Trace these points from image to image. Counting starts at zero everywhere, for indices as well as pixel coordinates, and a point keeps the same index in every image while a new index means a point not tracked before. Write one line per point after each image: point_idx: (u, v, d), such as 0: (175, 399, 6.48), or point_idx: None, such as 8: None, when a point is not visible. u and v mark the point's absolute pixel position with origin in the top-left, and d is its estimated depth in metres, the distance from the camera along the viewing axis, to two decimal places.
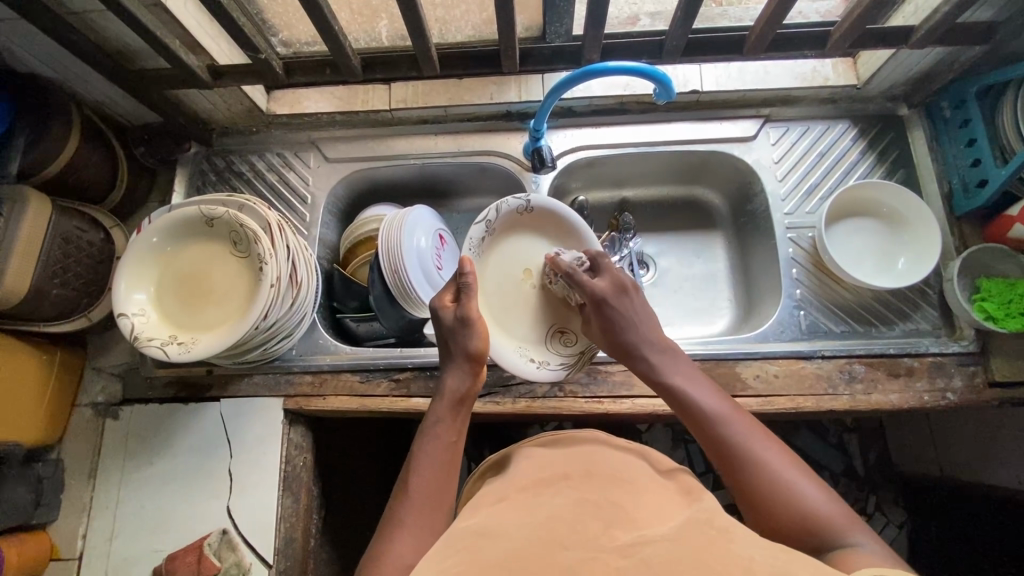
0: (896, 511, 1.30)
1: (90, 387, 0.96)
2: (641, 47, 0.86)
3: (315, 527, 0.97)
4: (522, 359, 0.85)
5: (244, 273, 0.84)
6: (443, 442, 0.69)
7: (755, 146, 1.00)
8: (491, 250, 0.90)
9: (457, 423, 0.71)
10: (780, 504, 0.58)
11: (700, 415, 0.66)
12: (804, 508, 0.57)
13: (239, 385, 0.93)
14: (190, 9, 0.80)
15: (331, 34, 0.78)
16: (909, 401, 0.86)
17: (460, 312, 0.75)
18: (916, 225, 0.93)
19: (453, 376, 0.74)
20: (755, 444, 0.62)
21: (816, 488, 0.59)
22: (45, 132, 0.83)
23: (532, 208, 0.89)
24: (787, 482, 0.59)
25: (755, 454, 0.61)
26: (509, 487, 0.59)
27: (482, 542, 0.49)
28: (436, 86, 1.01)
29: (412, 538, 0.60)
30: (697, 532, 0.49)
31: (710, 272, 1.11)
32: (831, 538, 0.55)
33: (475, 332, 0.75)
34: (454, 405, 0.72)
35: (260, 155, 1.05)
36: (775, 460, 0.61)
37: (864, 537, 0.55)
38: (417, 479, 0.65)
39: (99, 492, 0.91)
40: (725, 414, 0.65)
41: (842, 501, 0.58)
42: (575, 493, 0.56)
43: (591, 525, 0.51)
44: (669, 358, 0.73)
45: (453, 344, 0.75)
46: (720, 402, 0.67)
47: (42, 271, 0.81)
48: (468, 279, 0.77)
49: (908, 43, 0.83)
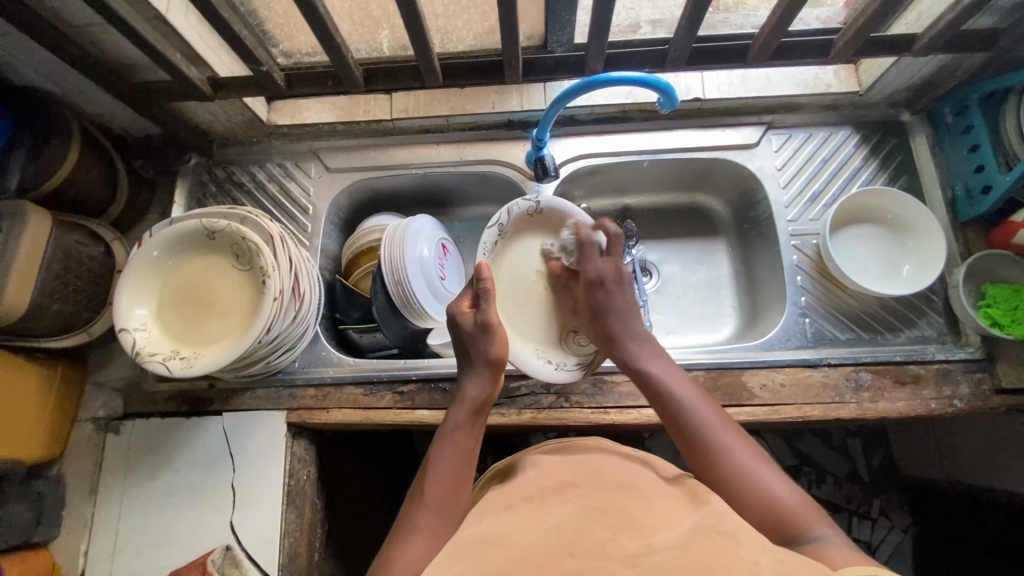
0: (901, 515, 1.28)
1: (91, 402, 0.95)
2: (643, 56, 0.86)
3: (319, 540, 0.95)
4: (539, 360, 0.85)
5: (246, 286, 0.83)
6: (461, 448, 0.68)
7: (758, 153, 1.00)
8: (502, 253, 0.90)
9: (475, 430, 0.71)
10: (744, 494, 0.60)
11: (673, 406, 0.68)
12: (769, 499, 0.59)
13: (241, 399, 0.92)
14: (192, 23, 0.80)
15: (334, 47, 0.78)
16: (916, 408, 0.86)
17: (479, 318, 0.75)
18: (920, 231, 0.93)
19: (474, 384, 0.73)
20: (723, 434, 0.65)
21: (783, 483, 0.61)
22: (44, 144, 0.82)
23: (541, 208, 0.89)
24: (753, 474, 0.61)
25: (724, 444, 0.64)
26: (516, 494, 0.59)
27: (488, 552, 0.48)
28: (438, 95, 1.01)
29: (429, 542, 0.60)
30: (703, 537, 0.48)
31: (713, 278, 1.10)
32: (794, 530, 0.57)
33: (496, 339, 0.74)
34: (474, 414, 0.72)
35: (260, 166, 1.04)
36: (742, 451, 0.63)
37: (826, 530, 0.57)
38: (435, 484, 0.65)
39: (100, 508, 0.90)
40: (697, 403, 0.68)
41: (805, 496, 0.60)
42: (582, 499, 0.56)
43: (599, 534, 0.50)
44: (647, 349, 0.75)
45: (473, 350, 0.75)
46: (692, 394, 0.69)
47: (42, 286, 0.80)
48: (487, 285, 0.76)
49: (911, 51, 0.82)
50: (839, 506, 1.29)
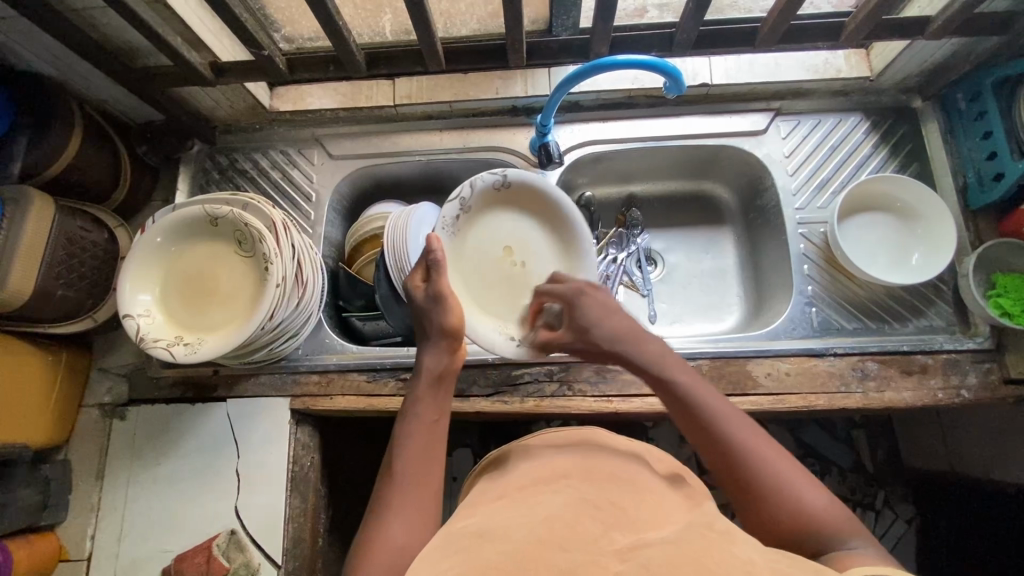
0: (905, 507, 1.27)
1: (97, 388, 0.96)
2: (650, 40, 0.85)
3: (323, 525, 0.96)
4: (504, 337, 0.83)
5: (249, 272, 0.83)
6: (426, 421, 0.67)
7: (766, 140, 0.99)
8: (466, 228, 0.88)
9: (439, 400, 0.69)
10: (785, 512, 0.56)
11: (704, 422, 0.61)
12: (805, 510, 0.55)
13: (245, 385, 0.92)
14: (192, 5, 0.79)
15: (336, 31, 0.77)
16: (923, 398, 0.85)
17: (431, 290, 0.73)
18: (931, 219, 0.92)
19: (431, 356, 0.72)
20: (754, 444, 0.59)
21: (815, 490, 0.57)
22: (46, 131, 0.82)
23: (508, 182, 0.87)
24: (792, 487, 0.56)
25: (758, 455, 0.58)
26: (510, 487, 0.58)
27: (481, 544, 0.48)
28: (441, 81, 1.00)
29: (408, 519, 0.58)
30: (697, 535, 0.47)
31: (719, 266, 1.10)
32: (829, 540, 0.54)
33: (449, 308, 0.73)
34: (434, 383, 0.70)
35: (263, 153, 1.04)
36: (780, 462, 0.58)
37: (860, 539, 0.54)
38: (405, 457, 0.63)
39: (107, 492, 0.91)
40: (727, 417, 0.61)
41: (838, 499, 0.57)
42: (575, 490, 0.54)
43: (590, 527, 0.49)
44: (661, 359, 0.66)
45: (427, 322, 0.73)
46: (713, 401, 0.62)
47: (46, 272, 0.81)
48: (438, 257, 0.74)
49: (924, 34, 0.81)
50: (843, 497, 1.28)
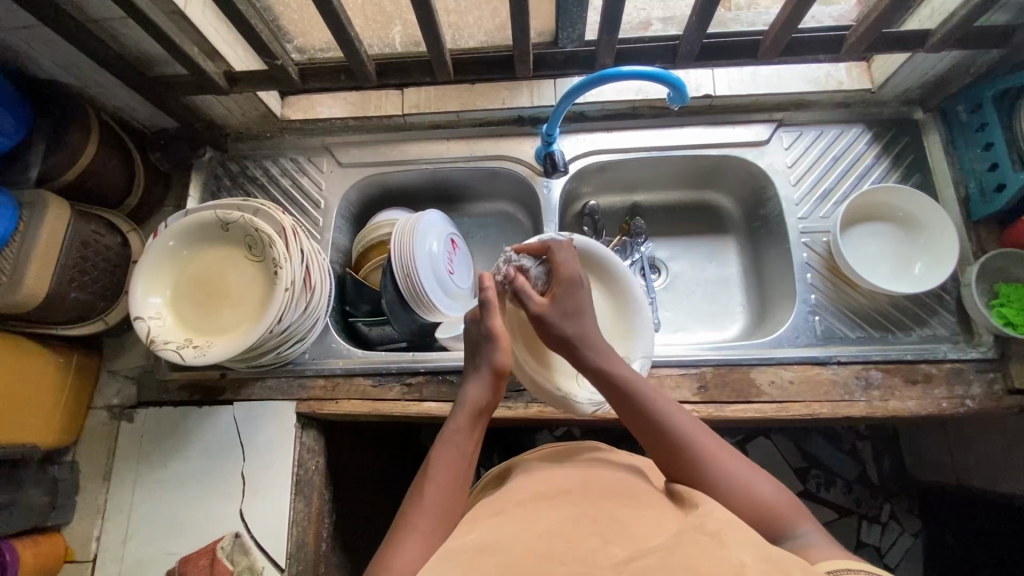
0: (912, 520, 1.26)
1: (106, 390, 0.97)
2: (654, 52, 0.87)
3: (326, 531, 0.96)
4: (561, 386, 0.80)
5: (259, 276, 0.84)
6: (462, 451, 0.66)
7: (768, 150, 1.00)
8: None
9: (475, 434, 0.69)
10: (739, 502, 0.58)
11: (648, 419, 0.64)
12: (759, 501, 0.57)
13: (252, 388, 0.93)
14: (209, 17, 0.82)
15: (348, 41, 0.79)
16: (927, 407, 0.85)
17: (486, 324, 0.73)
18: (932, 228, 0.93)
19: (475, 388, 0.72)
20: (700, 439, 0.62)
21: (764, 482, 0.59)
22: (62, 138, 0.84)
23: (575, 245, 0.85)
24: (739, 479, 0.59)
25: (704, 450, 0.61)
26: (508, 501, 0.58)
27: (481, 556, 0.48)
28: (450, 91, 1.03)
29: (422, 542, 0.58)
30: (692, 541, 0.47)
31: (722, 275, 1.10)
32: (783, 529, 0.56)
33: (502, 345, 0.73)
34: (474, 417, 0.70)
35: (273, 160, 1.05)
36: (726, 457, 0.61)
37: (809, 526, 0.56)
38: (434, 485, 0.63)
39: (113, 495, 0.91)
40: (671, 414, 0.64)
41: (788, 492, 0.59)
42: (575, 507, 0.55)
43: (590, 541, 0.49)
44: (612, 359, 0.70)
45: (479, 356, 0.74)
46: (660, 402, 0.65)
47: (60, 275, 0.82)
48: (489, 294, 0.74)
49: (924, 47, 0.82)
50: (849, 509, 1.27)
